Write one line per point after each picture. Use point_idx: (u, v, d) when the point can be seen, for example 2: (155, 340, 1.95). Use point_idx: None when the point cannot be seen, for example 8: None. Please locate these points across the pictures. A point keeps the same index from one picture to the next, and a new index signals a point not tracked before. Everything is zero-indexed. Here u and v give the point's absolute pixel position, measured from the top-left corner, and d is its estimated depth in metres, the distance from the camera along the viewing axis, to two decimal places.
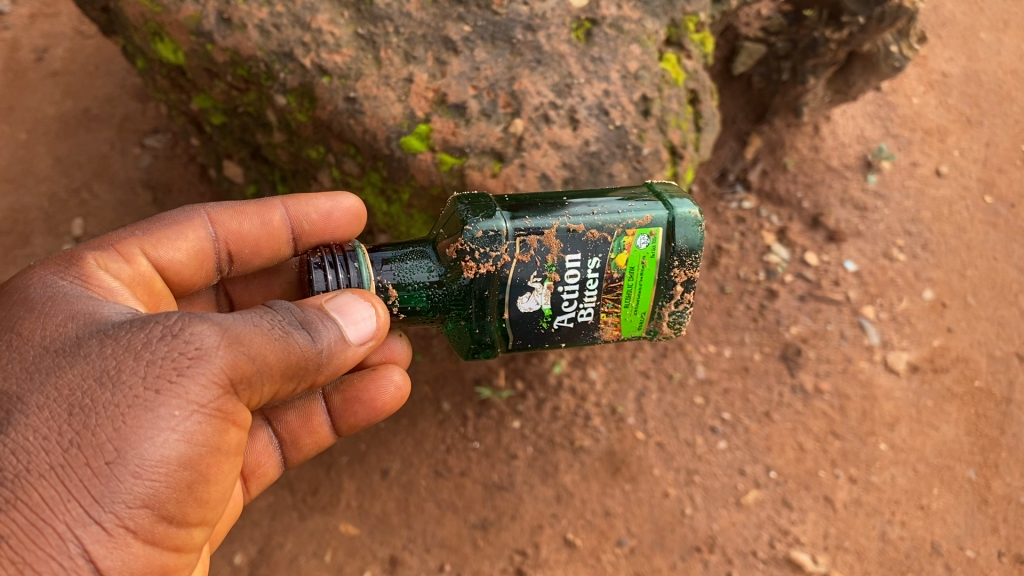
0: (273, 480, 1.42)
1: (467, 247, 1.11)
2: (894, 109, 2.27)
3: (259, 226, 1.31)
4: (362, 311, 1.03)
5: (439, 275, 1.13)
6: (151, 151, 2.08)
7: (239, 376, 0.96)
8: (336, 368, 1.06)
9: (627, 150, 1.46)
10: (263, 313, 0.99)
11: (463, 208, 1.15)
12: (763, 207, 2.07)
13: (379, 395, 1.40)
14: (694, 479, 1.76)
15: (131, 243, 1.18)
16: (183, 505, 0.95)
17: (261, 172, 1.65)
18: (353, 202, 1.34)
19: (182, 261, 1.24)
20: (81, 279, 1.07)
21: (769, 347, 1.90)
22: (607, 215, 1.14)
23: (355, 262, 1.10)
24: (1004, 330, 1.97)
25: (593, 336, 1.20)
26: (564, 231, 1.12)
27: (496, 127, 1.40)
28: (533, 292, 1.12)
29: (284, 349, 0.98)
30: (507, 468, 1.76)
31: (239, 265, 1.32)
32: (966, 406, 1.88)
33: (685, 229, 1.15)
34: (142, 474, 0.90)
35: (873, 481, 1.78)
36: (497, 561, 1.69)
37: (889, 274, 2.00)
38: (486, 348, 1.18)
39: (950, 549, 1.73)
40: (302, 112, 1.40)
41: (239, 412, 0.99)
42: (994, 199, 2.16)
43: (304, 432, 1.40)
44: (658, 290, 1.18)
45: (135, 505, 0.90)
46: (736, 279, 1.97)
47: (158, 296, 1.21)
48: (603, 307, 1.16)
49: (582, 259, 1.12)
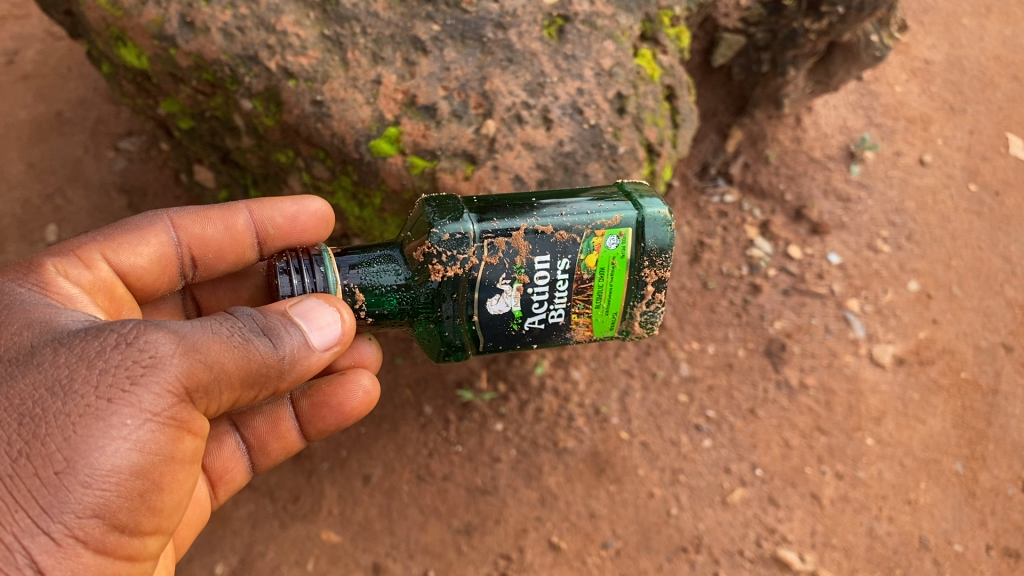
0: (241, 486, 1.39)
1: (433, 251, 1.07)
2: (877, 98, 2.24)
3: (222, 230, 1.27)
4: (327, 316, 1.00)
5: (407, 278, 1.10)
6: (125, 154, 2.04)
7: (195, 384, 0.93)
8: (299, 375, 1.03)
9: (602, 149, 1.43)
10: (222, 320, 0.97)
11: (431, 210, 1.11)
12: (745, 201, 2.05)
13: (348, 399, 1.36)
14: (680, 478, 1.74)
15: (92, 248, 1.15)
16: (137, 514, 0.92)
17: (232, 176, 1.62)
18: (321, 205, 1.31)
19: (144, 267, 1.22)
20: (40, 286, 1.04)
21: (754, 343, 1.88)
22: (576, 216, 1.11)
23: (321, 266, 1.08)
24: (990, 321, 1.95)
25: (566, 337, 1.17)
26: (533, 233, 1.09)
27: (468, 129, 1.37)
28: (502, 294, 1.09)
29: (242, 357, 0.96)
30: (490, 472, 1.74)
31: (204, 270, 1.30)
32: (953, 399, 1.86)
33: (655, 228, 1.13)
34: (92, 484, 0.87)
35: (859, 476, 1.76)
36: (481, 566, 1.66)
37: (873, 265, 1.98)
38: (457, 350, 1.15)
39: (938, 544, 1.71)
40: (269, 116, 1.37)
41: (195, 420, 0.96)
42: (978, 186, 2.14)
43: (272, 437, 1.37)
44: (629, 290, 1.15)
45: (86, 515, 0.87)
46: (719, 274, 1.95)
47: (119, 302, 1.18)
48: (574, 307, 1.13)
49: (551, 260, 1.09)
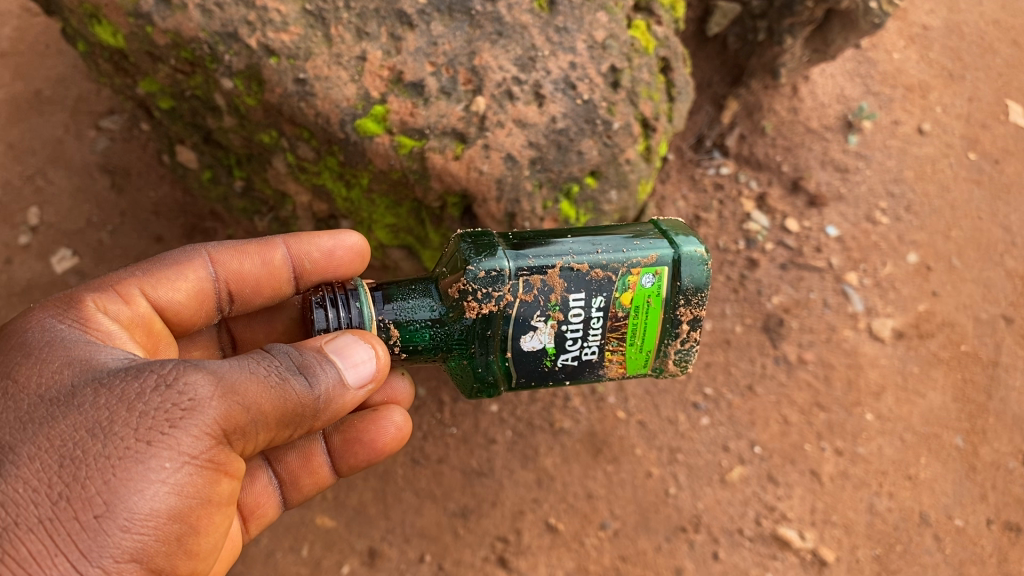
0: (272, 521, 1.32)
1: (469, 287, 1.04)
2: (874, 66, 2.19)
3: (260, 265, 1.24)
4: (362, 353, 0.97)
5: (441, 313, 1.07)
6: (107, 134, 1.99)
7: (232, 426, 0.90)
8: (333, 414, 1.00)
9: (596, 125, 1.39)
10: (260, 359, 0.94)
11: (466, 247, 1.09)
12: (741, 172, 2.01)
13: (380, 436, 1.34)
14: (678, 457, 1.72)
15: (131, 283, 1.12)
16: (173, 558, 0.89)
17: (215, 156, 1.58)
18: (357, 240, 1.28)
19: (182, 302, 1.19)
20: (80, 322, 1.02)
21: (751, 319, 1.85)
22: (612, 253, 1.07)
23: (356, 300, 1.04)
24: (990, 292, 1.92)
25: (598, 374, 1.13)
26: (568, 270, 1.05)
27: (457, 106, 1.32)
28: (536, 331, 1.06)
29: (279, 397, 0.93)
30: (486, 453, 1.71)
31: (241, 304, 1.26)
32: (952, 371, 1.83)
33: (691, 267, 1.09)
34: (131, 528, 0.84)
35: (859, 452, 1.75)
36: (478, 549, 1.64)
37: (872, 238, 1.95)
38: (489, 387, 1.12)
39: (939, 519, 1.70)
40: (251, 96, 1.32)
41: (232, 462, 0.93)
42: (978, 155, 2.11)
43: (304, 473, 1.32)
44: (664, 329, 1.11)
45: (124, 560, 0.84)
46: (716, 249, 1.91)
47: (156, 337, 1.15)
48: (608, 345, 1.09)
49: (586, 298, 1.06)
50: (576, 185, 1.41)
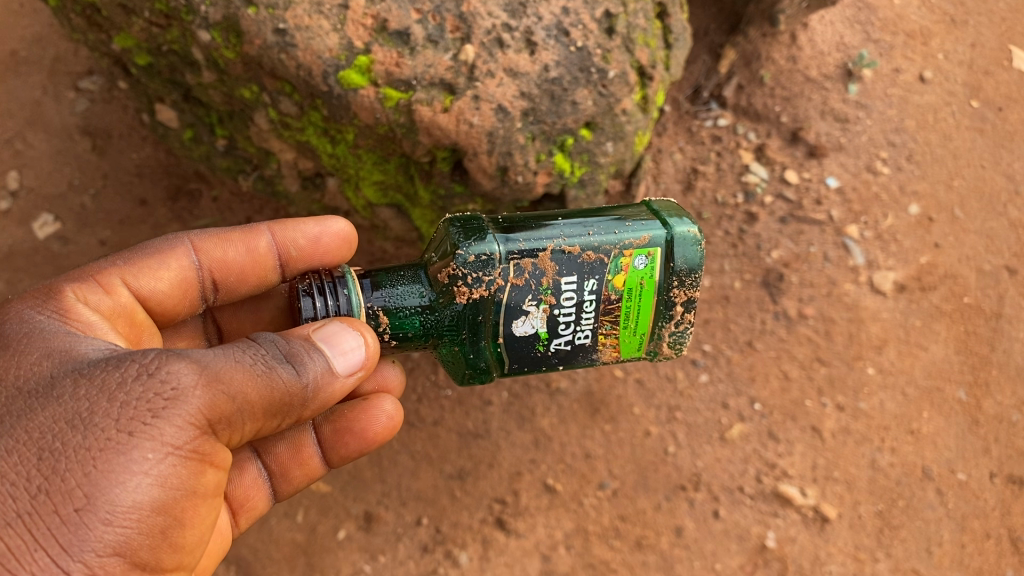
0: (262, 514, 1.29)
1: (459, 272, 1.03)
2: (874, 12, 2.06)
3: (245, 253, 1.22)
4: (350, 340, 0.96)
5: (431, 299, 1.05)
6: (87, 95, 1.89)
7: (217, 416, 0.88)
8: (322, 403, 0.99)
9: (591, 74, 1.34)
10: (244, 348, 0.93)
11: (455, 231, 1.07)
12: (739, 124, 1.94)
13: (371, 425, 1.31)
14: (676, 416, 1.71)
15: (112, 272, 1.10)
16: (159, 551, 0.87)
17: (196, 114, 1.51)
18: (344, 225, 1.27)
19: (165, 291, 1.16)
20: (59, 313, 1.00)
21: (750, 275, 1.81)
22: (603, 236, 1.06)
23: (345, 288, 1.02)
24: (993, 243, 1.87)
25: (592, 358, 1.12)
26: (560, 253, 1.04)
27: (445, 55, 1.27)
28: (528, 316, 1.05)
29: (265, 386, 0.91)
30: (482, 415, 1.69)
31: (225, 293, 1.24)
32: (955, 324, 1.79)
33: (684, 248, 1.08)
34: (112, 521, 0.83)
35: (861, 407, 1.73)
36: (476, 511, 1.64)
37: (873, 188, 1.89)
38: (482, 373, 1.10)
39: (941, 473, 1.69)
40: (229, 49, 1.26)
41: (218, 453, 0.91)
42: (981, 103, 2.03)
43: (294, 464, 1.29)
44: (657, 311, 1.10)
45: (107, 553, 0.83)
46: (713, 204, 1.86)
47: (139, 328, 1.13)
48: (601, 328, 1.08)
49: (578, 281, 1.05)
50: (571, 137, 1.37)
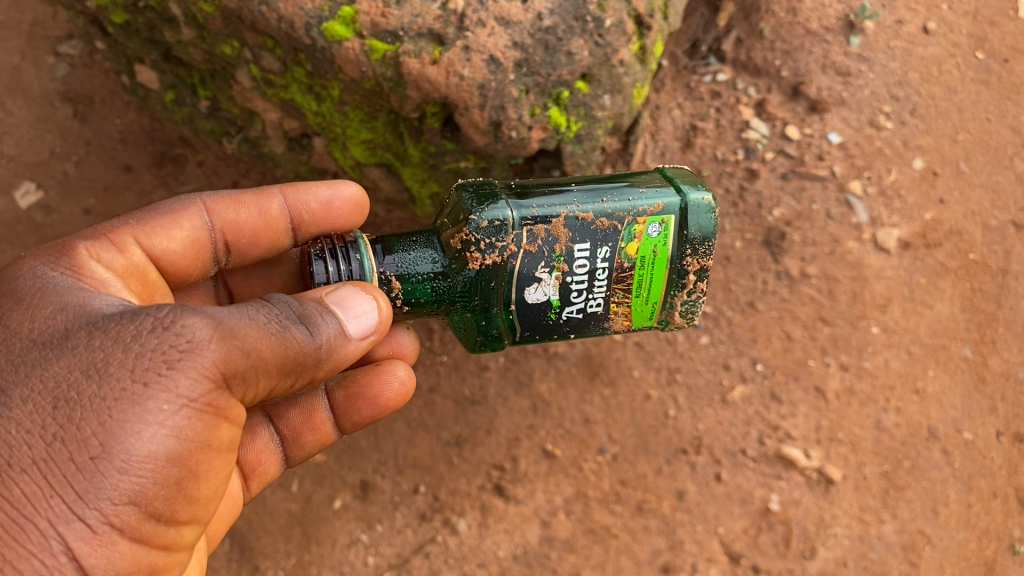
0: (274, 479, 1.27)
1: (471, 238, 0.99)
2: None
3: (257, 216, 1.19)
4: (363, 304, 0.93)
5: (444, 266, 1.01)
6: (68, 60, 1.80)
7: (232, 370, 0.86)
8: (337, 363, 0.96)
9: (586, 22, 1.28)
10: (259, 307, 0.90)
11: (468, 196, 1.03)
12: (739, 79, 1.87)
13: (383, 391, 1.26)
14: (677, 378, 1.67)
15: (124, 231, 1.06)
16: (174, 503, 0.86)
17: (177, 75, 1.45)
18: (355, 190, 1.23)
19: (178, 251, 1.12)
20: (73, 270, 0.96)
21: (751, 234, 1.76)
22: (618, 202, 1.02)
23: (357, 253, 0.99)
24: (1000, 198, 1.81)
25: (603, 327, 1.08)
26: (573, 219, 1.00)
27: (433, 4, 1.21)
28: (540, 283, 1.01)
29: (281, 344, 0.89)
30: (479, 381, 1.66)
31: (238, 256, 1.20)
32: (960, 282, 1.75)
33: (698, 216, 1.04)
34: (128, 470, 0.82)
35: (865, 366, 1.69)
36: (474, 478, 1.62)
37: (876, 143, 1.82)
38: (493, 341, 1.06)
39: (947, 433, 1.66)
40: (208, 3, 1.22)
41: (234, 408, 0.89)
42: (985, 54, 1.92)
43: (307, 429, 1.26)
44: (670, 279, 1.06)
45: (122, 502, 0.82)
46: (713, 161, 1.81)
47: (153, 287, 1.09)
48: (613, 297, 1.04)
49: (591, 248, 1.01)
50: (566, 90, 1.32)
